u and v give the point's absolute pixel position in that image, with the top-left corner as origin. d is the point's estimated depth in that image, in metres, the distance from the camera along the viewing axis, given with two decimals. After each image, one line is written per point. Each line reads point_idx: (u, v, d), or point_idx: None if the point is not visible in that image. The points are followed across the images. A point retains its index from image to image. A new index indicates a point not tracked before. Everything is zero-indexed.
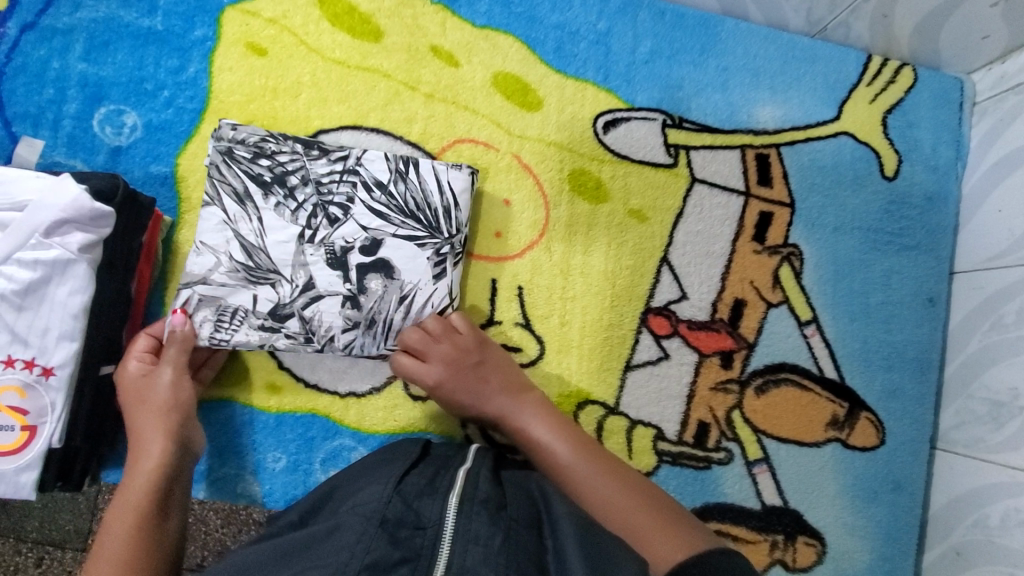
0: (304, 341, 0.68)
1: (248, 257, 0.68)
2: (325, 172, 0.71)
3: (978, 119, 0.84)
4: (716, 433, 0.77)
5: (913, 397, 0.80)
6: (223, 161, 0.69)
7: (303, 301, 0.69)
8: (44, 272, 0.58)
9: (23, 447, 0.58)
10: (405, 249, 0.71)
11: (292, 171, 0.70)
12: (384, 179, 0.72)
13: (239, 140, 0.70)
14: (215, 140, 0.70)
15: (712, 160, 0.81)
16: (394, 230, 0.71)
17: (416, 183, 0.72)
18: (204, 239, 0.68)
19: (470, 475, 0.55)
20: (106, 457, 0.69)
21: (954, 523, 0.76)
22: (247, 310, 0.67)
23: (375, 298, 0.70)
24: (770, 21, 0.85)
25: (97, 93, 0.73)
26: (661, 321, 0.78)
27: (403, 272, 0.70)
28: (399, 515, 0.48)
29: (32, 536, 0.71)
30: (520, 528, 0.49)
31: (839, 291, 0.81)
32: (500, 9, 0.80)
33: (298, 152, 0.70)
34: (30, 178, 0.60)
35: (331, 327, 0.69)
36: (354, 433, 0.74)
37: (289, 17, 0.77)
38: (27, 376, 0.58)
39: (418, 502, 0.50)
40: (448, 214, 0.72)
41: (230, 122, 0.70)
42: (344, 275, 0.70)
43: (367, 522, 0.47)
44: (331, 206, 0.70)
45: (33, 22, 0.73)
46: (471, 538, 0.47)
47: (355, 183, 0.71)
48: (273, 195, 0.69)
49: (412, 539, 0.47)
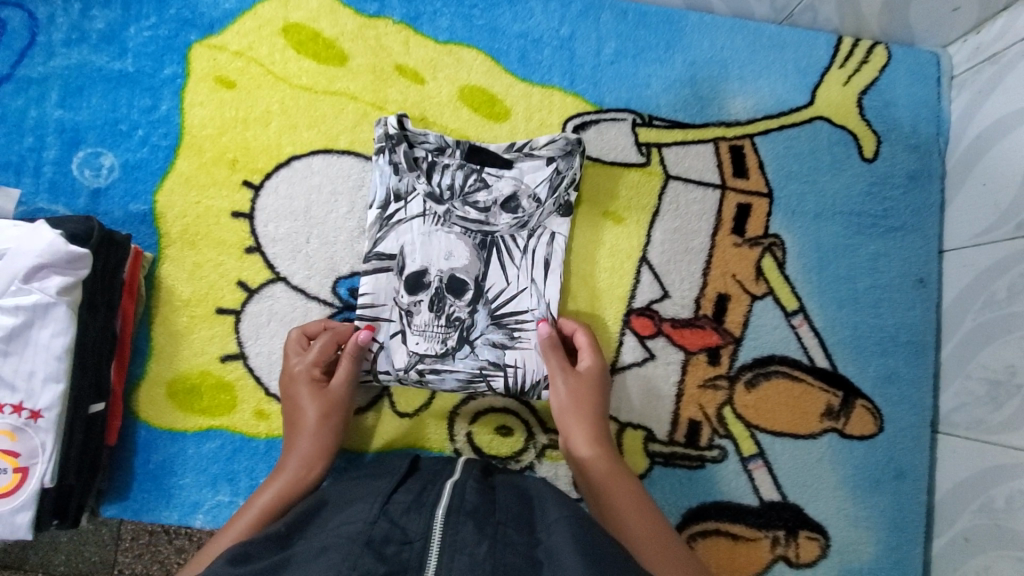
0: (462, 345, 0.72)
1: (469, 285, 0.73)
2: (461, 179, 0.74)
3: (956, 92, 0.82)
4: (708, 431, 0.76)
5: (910, 381, 0.78)
6: (389, 153, 0.73)
7: (483, 313, 0.73)
8: (26, 317, 0.59)
9: (14, 489, 0.60)
10: (436, 244, 0.73)
11: (445, 169, 0.74)
12: (501, 165, 0.74)
13: (393, 146, 0.73)
14: (385, 133, 0.73)
15: (686, 156, 0.81)
16: (523, 246, 0.74)
17: (495, 186, 0.74)
18: (408, 248, 0.73)
19: (456, 487, 0.52)
20: (102, 492, 0.70)
21: (960, 509, 0.74)
22: (450, 307, 0.72)
23: (526, 315, 0.73)
24: (736, 11, 0.84)
25: (74, 138, 0.75)
26: (645, 322, 0.78)
27: (454, 267, 0.73)
28: (385, 532, 0.46)
29: (60, 570, 0.71)
30: (506, 528, 0.48)
31: (825, 278, 0.79)
32: (462, 23, 0.81)
33: (457, 154, 0.74)
34: (8, 227, 0.62)
35: (490, 340, 0.72)
36: (345, 454, 0.74)
37: (255, 48, 0.78)
38: (17, 420, 0.59)
39: (405, 518, 0.48)
40: (502, 207, 0.74)
41: (384, 125, 0.73)
42: (503, 276, 0.74)
43: (353, 543, 0.45)
44: (473, 209, 0.74)
45: (10, 74, 0.76)
46: (457, 548, 0.45)
47: (478, 167, 0.74)
48: (451, 208, 0.74)
49: (400, 554, 0.45)
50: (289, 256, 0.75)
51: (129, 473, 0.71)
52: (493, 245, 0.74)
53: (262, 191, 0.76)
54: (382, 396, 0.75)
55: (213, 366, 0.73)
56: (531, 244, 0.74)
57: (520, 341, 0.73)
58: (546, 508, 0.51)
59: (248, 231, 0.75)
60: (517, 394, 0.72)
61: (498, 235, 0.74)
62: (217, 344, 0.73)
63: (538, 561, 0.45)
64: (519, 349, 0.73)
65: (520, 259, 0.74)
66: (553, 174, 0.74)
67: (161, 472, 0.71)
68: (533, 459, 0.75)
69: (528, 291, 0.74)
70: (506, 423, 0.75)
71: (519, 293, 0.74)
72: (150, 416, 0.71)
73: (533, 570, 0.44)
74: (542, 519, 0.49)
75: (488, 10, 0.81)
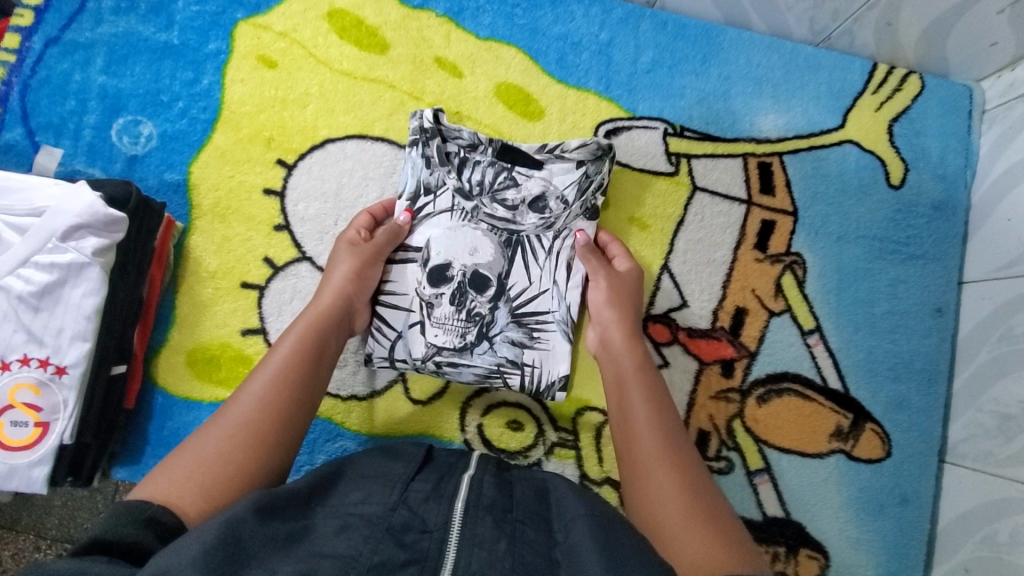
0: (479, 341, 0.73)
1: (491, 280, 0.74)
2: (490, 176, 0.74)
3: (986, 127, 0.82)
4: (716, 443, 0.77)
5: (920, 409, 0.79)
6: (422, 142, 0.74)
7: (504, 312, 0.74)
8: (60, 275, 0.60)
9: (36, 442, 0.60)
10: (462, 239, 0.74)
11: (476, 165, 0.74)
12: (531, 165, 0.74)
13: (426, 139, 0.73)
14: (417, 121, 0.73)
15: (714, 168, 0.81)
16: (547, 247, 0.75)
17: (524, 185, 0.74)
18: (433, 241, 0.74)
19: (475, 479, 0.53)
20: (115, 453, 0.71)
21: (962, 540, 0.74)
22: (471, 300, 0.73)
23: (545, 318, 0.74)
24: (773, 29, 0.85)
25: (116, 104, 0.77)
26: (661, 329, 0.78)
27: (478, 263, 0.74)
28: (405, 520, 0.47)
29: (51, 532, 0.72)
30: (525, 526, 0.48)
31: (844, 301, 0.80)
32: (503, 21, 0.82)
33: (489, 152, 0.74)
34: (48, 185, 0.63)
35: (508, 339, 0.73)
36: (355, 436, 0.74)
37: (299, 30, 0.79)
38: (42, 375, 0.60)
39: (424, 507, 0.48)
40: (529, 205, 0.74)
41: (417, 112, 0.73)
42: (526, 274, 0.74)
43: (373, 527, 0.45)
44: (500, 206, 0.74)
45: (57, 37, 0.77)
46: (476, 542, 0.45)
47: (509, 166, 0.74)
48: (479, 203, 0.74)
49: (419, 542, 0.45)
50: (316, 237, 0.76)
51: (142, 438, 0.72)
52: (518, 244, 0.75)
53: (295, 171, 0.77)
54: (398, 382, 0.76)
55: (233, 339, 0.74)
56: (555, 245, 0.75)
57: (539, 341, 0.74)
58: (563, 504, 0.52)
59: (278, 209, 0.76)
60: (531, 393, 0.74)
61: (523, 235, 0.75)
62: (239, 318, 0.74)
63: (556, 561, 0.46)
64: (537, 350, 0.74)
65: (544, 260, 0.75)
66: (582, 178, 0.74)
67: (175, 439, 0.72)
68: (542, 456, 0.75)
69: (549, 293, 0.75)
70: (517, 418, 0.76)
71: (541, 294, 0.74)
72: (168, 383, 0.72)
73: (551, 569, 0.45)
74: (560, 519, 0.50)
75: (530, 11, 0.82)
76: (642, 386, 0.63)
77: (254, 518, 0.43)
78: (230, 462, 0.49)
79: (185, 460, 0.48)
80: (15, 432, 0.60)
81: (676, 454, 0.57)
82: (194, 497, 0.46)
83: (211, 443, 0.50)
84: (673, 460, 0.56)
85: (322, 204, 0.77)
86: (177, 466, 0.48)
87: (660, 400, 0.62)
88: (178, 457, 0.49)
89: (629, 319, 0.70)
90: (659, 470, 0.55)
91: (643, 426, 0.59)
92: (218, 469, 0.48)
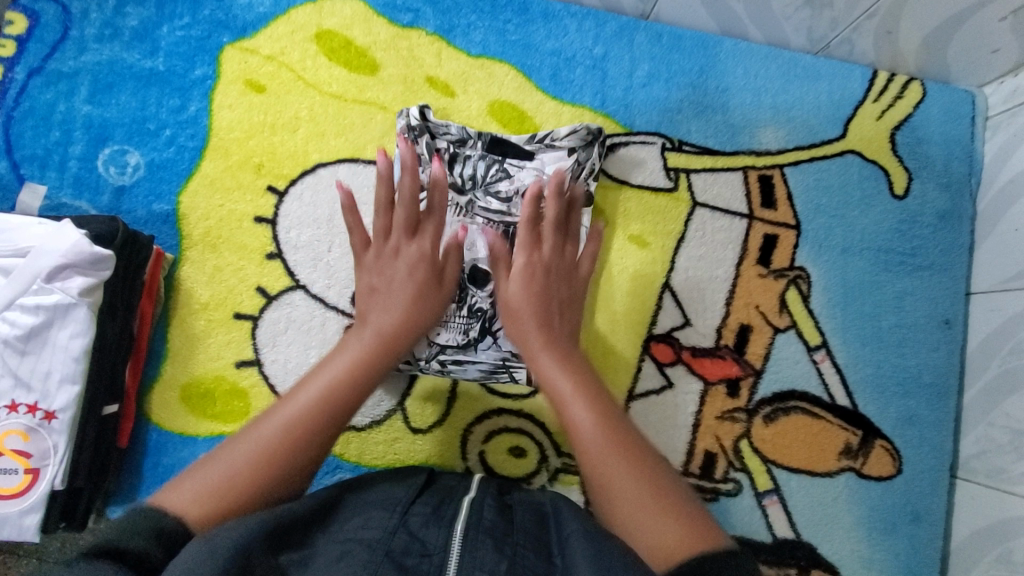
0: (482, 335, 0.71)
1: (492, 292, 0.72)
2: (483, 168, 0.74)
3: (990, 133, 0.81)
4: (723, 464, 0.75)
5: (930, 424, 0.77)
6: (411, 138, 0.74)
7: None
8: (47, 317, 0.59)
9: (24, 491, 0.58)
10: (458, 235, 0.72)
11: (467, 159, 0.74)
12: (523, 157, 0.75)
13: (415, 137, 0.73)
14: (405, 119, 0.74)
15: (714, 183, 0.80)
16: None
17: (518, 176, 0.74)
18: None
19: (475, 501, 0.51)
20: (109, 493, 0.69)
21: (976, 558, 0.73)
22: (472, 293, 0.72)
23: None
24: (770, 39, 0.83)
25: (101, 134, 0.75)
26: (665, 349, 0.77)
27: (476, 259, 0.72)
28: (404, 545, 0.44)
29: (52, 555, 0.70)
30: (525, 550, 0.45)
31: (849, 315, 0.78)
32: (495, 37, 0.80)
33: (479, 145, 0.74)
34: (32, 225, 0.61)
35: None
36: (354, 467, 0.73)
37: (287, 53, 0.78)
38: (31, 420, 0.58)
39: (423, 532, 0.46)
40: (526, 194, 0.74)
41: (406, 110, 0.74)
42: None
43: (372, 551, 0.42)
44: (495, 197, 0.74)
45: (40, 66, 0.75)
46: (476, 565, 0.42)
47: (500, 159, 0.75)
48: (472, 196, 0.73)
49: (418, 566, 0.42)
50: (309, 264, 0.75)
51: (136, 476, 0.70)
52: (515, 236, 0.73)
53: (287, 197, 0.76)
54: (397, 411, 0.74)
55: (228, 372, 0.72)
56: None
57: None
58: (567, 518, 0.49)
59: (269, 237, 0.75)
60: None
61: None
62: (233, 350, 0.73)
63: None
64: None
65: None
66: (574, 164, 0.74)
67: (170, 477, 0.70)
68: (545, 483, 0.74)
69: None
70: (520, 444, 0.74)
71: None
72: (162, 419, 0.71)
73: None
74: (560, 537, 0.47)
75: (522, 26, 0.81)
76: (541, 318, 0.58)
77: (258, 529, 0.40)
78: (250, 471, 0.43)
79: (215, 468, 0.43)
80: (5, 480, 0.58)
81: (596, 400, 0.51)
82: (217, 519, 0.41)
83: (239, 454, 0.44)
84: (597, 403, 0.51)
85: (314, 230, 0.75)
86: (201, 476, 0.42)
87: (568, 353, 0.56)
88: (199, 470, 0.43)
89: (527, 239, 0.62)
90: (580, 419, 0.50)
91: (561, 385, 0.53)
92: (244, 477, 0.43)
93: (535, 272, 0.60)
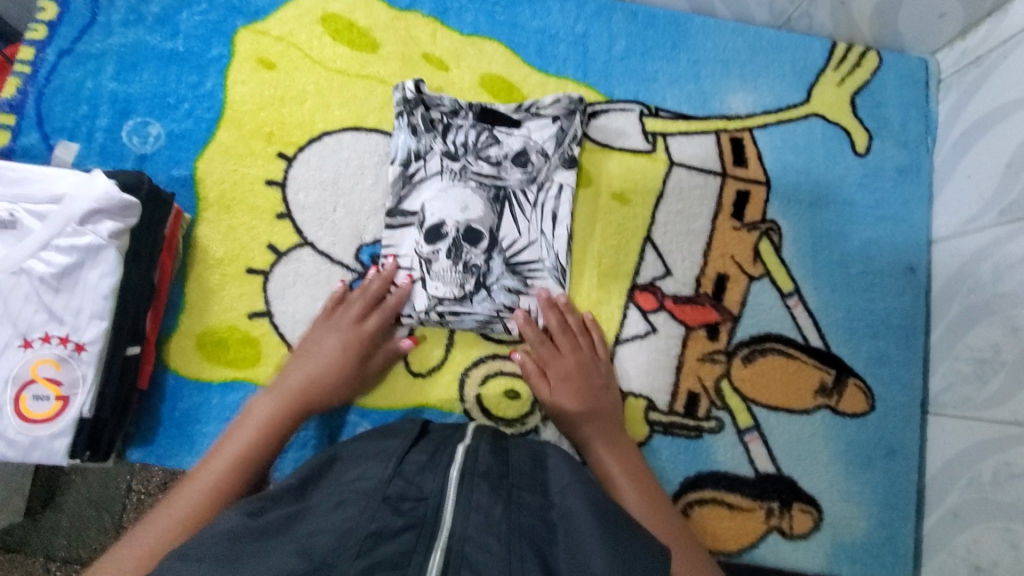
0: (476, 289, 0.77)
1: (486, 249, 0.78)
2: (474, 137, 0.81)
3: (943, 95, 0.88)
4: (706, 403, 0.80)
5: (900, 362, 0.82)
6: (406, 110, 0.80)
7: (497, 260, 0.78)
8: (78, 257, 0.65)
9: (56, 416, 0.63)
10: (452, 197, 0.78)
11: (460, 129, 0.80)
12: (510, 125, 0.81)
13: (411, 109, 0.80)
14: (401, 93, 0.80)
15: (689, 145, 0.86)
16: (532, 200, 0.80)
17: (506, 143, 0.81)
18: (426, 204, 0.78)
19: (470, 449, 0.53)
20: (130, 436, 0.74)
21: (949, 485, 0.77)
22: (466, 250, 0.77)
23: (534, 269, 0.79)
24: (737, 16, 0.91)
25: (125, 108, 0.82)
26: (648, 297, 0.82)
27: (470, 219, 0.78)
28: (401, 491, 0.47)
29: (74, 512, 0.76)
30: (520, 491, 0.49)
31: (819, 263, 0.84)
32: (485, 18, 0.88)
33: (471, 116, 0.81)
34: (66, 176, 0.67)
35: (504, 283, 0.78)
36: (358, 409, 0.77)
37: (295, 34, 0.85)
38: (62, 351, 0.64)
39: (420, 478, 0.49)
40: (514, 160, 0.80)
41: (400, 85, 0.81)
42: (515, 225, 0.79)
43: (369, 498, 0.46)
44: (486, 163, 0.80)
45: (70, 48, 0.83)
46: (471, 507, 0.46)
47: (489, 126, 0.81)
48: (464, 163, 0.80)
49: (416, 510, 0.46)
50: (316, 223, 0.81)
51: (155, 419, 0.75)
52: (506, 199, 0.79)
53: (295, 162, 0.82)
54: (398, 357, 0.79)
55: (240, 322, 0.77)
56: (539, 197, 0.80)
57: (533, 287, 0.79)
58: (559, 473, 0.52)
59: (279, 198, 0.81)
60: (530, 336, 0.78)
61: (510, 190, 0.80)
62: (245, 301, 0.78)
63: (552, 522, 0.47)
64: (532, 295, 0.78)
65: (530, 212, 0.80)
66: (559, 132, 0.81)
67: (186, 420, 0.75)
68: (538, 423, 0.78)
69: (539, 243, 0.80)
70: (514, 388, 0.79)
71: (530, 244, 0.79)
72: (179, 366, 0.76)
73: (549, 532, 0.46)
74: (557, 483, 0.51)
75: (509, 8, 0.88)
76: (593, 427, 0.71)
77: (245, 519, 0.45)
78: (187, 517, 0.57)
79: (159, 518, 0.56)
80: (37, 405, 0.63)
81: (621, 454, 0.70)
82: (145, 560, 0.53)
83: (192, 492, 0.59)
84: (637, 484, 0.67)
85: (321, 192, 0.81)
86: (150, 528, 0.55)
87: (594, 413, 0.72)
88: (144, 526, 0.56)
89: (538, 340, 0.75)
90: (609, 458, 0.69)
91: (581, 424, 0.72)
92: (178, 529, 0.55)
93: (556, 371, 0.74)
